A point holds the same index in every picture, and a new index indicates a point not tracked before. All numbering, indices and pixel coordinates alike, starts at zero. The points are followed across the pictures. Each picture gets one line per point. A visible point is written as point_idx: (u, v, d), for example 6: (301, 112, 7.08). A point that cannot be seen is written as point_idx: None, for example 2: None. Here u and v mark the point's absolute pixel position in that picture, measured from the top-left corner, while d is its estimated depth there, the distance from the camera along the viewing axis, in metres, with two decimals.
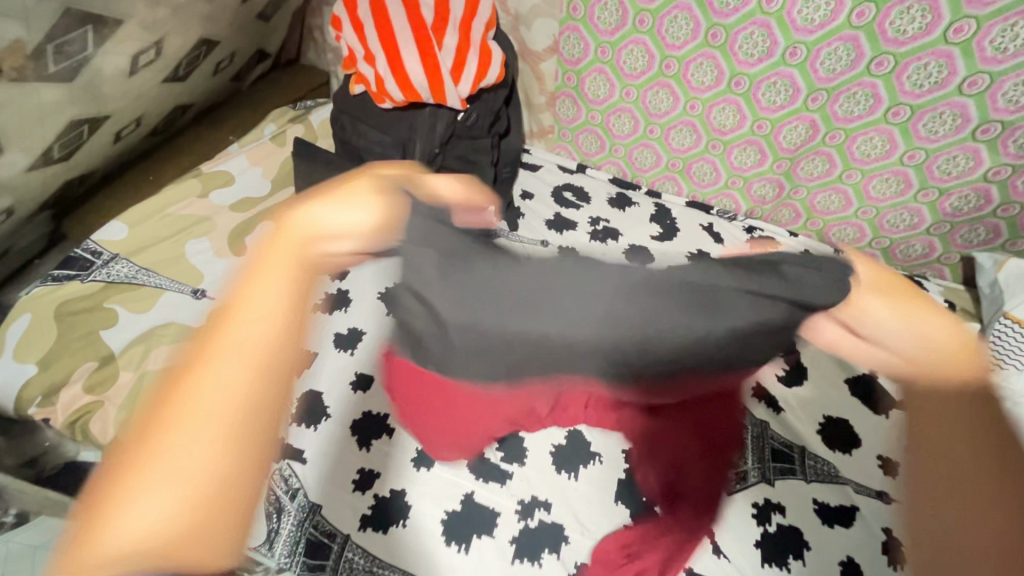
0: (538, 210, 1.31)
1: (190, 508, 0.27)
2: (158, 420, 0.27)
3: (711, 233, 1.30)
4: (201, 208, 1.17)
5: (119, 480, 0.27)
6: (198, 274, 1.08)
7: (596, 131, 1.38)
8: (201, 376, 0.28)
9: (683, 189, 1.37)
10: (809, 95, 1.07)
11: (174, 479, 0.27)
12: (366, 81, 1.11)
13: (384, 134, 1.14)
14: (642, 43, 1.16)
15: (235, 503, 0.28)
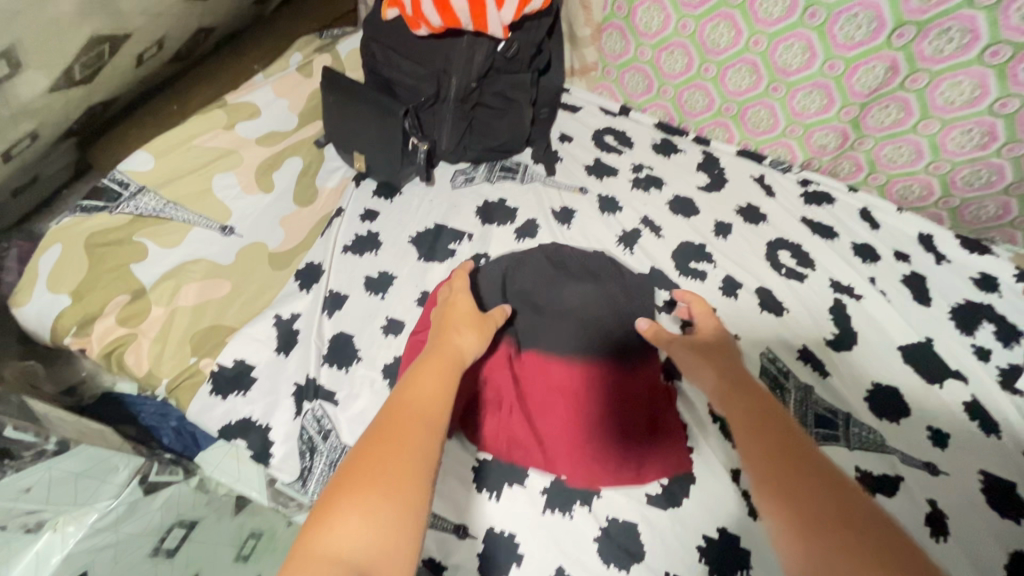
0: (577, 154, 1.24)
1: (376, 530, 0.51)
2: (344, 489, 0.53)
3: (762, 185, 1.21)
4: (227, 141, 1.12)
5: (344, 506, 0.52)
6: (227, 211, 1.06)
7: (644, 69, 1.27)
8: (379, 452, 0.56)
9: (735, 136, 1.27)
10: (895, 30, 0.96)
11: (363, 519, 0.51)
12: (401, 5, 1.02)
13: (419, 67, 1.06)
14: None
15: (392, 511, 0.52)
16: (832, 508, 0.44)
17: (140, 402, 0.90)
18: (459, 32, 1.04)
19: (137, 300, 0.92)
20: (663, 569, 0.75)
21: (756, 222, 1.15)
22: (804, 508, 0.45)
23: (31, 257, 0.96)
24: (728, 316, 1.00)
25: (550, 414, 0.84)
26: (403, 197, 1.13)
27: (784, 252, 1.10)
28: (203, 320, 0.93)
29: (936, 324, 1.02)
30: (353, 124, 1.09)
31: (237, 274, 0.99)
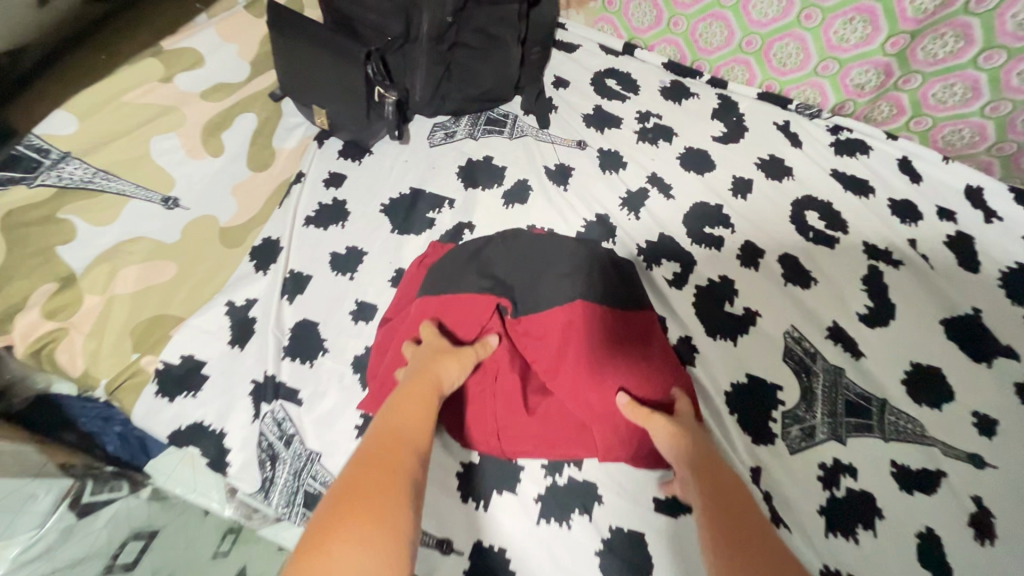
0: (574, 102, 1.07)
1: (389, 557, 0.42)
2: (345, 509, 0.44)
3: (786, 134, 1.06)
4: (166, 95, 0.96)
5: (346, 525, 0.43)
6: (170, 180, 0.92)
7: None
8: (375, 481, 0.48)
9: (756, 77, 1.09)
10: None
11: (371, 543, 0.42)
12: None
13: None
14: None
15: (395, 535, 0.44)
16: None
17: (81, 405, 0.79)
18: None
19: (67, 289, 0.80)
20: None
21: (780, 177, 1.00)
22: None
23: None
24: (746, 289, 0.88)
25: (544, 411, 0.71)
26: (374, 157, 0.98)
27: (812, 212, 0.96)
28: (145, 309, 0.81)
29: (988, 293, 0.89)
30: (309, 72, 0.92)
31: (183, 255, 0.86)
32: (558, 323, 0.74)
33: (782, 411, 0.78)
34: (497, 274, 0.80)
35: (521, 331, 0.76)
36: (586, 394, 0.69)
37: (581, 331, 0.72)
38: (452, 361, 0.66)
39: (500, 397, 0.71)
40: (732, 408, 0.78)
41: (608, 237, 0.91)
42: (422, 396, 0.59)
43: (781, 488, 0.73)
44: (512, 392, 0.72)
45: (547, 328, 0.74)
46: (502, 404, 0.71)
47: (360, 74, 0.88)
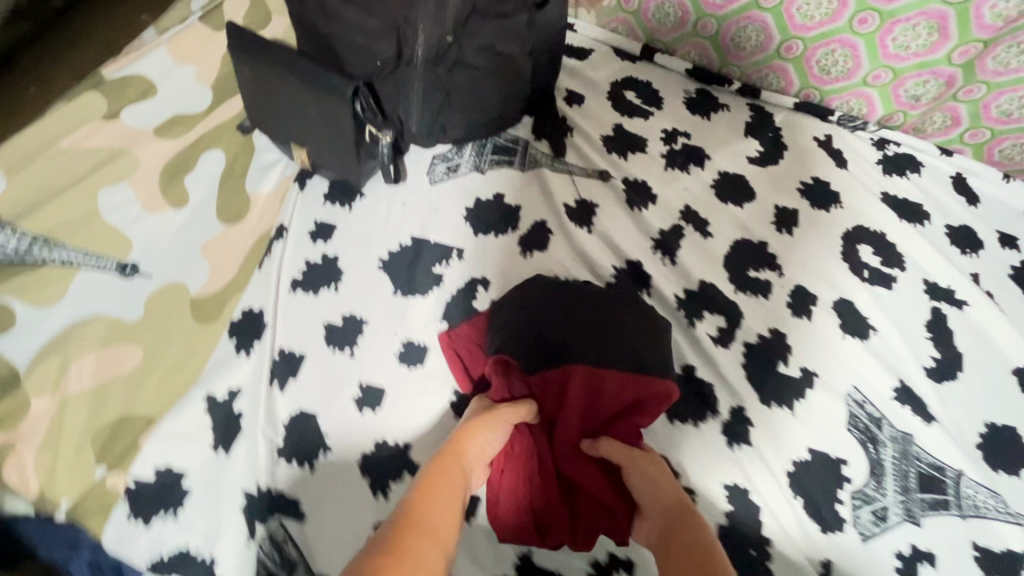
0: (590, 122, 0.94)
1: None
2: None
3: (830, 151, 0.94)
4: (114, 136, 0.81)
5: None
6: (127, 242, 0.77)
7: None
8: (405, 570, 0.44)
9: (794, 85, 0.97)
10: None
11: None
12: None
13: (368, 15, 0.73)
14: None
15: None
16: None
17: (43, 531, 0.63)
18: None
19: (11, 391, 0.67)
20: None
21: (827, 205, 0.89)
22: None
23: None
24: (801, 344, 0.78)
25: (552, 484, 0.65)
26: (366, 201, 0.84)
27: (865, 247, 0.86)
28: (107, 409, 0.68)
29: None
30: (286, 106, 0.78)
31: (148, 336, 0.73)
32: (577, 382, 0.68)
33: (850, 492, 0.70)
34: (506, 326, 0.73)
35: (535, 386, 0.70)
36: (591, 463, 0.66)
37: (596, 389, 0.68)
38: (494, 422, 0.63)
39: (512, 467, 0.66)
40: (797, 490, 0.70)
41: (642, 288, 0.81)
42: (449, 485, 0.56)
43: None
44: (533, 463, 0.66)
45: (560, 390, 0.69)
46: (521, 475, 0.65)
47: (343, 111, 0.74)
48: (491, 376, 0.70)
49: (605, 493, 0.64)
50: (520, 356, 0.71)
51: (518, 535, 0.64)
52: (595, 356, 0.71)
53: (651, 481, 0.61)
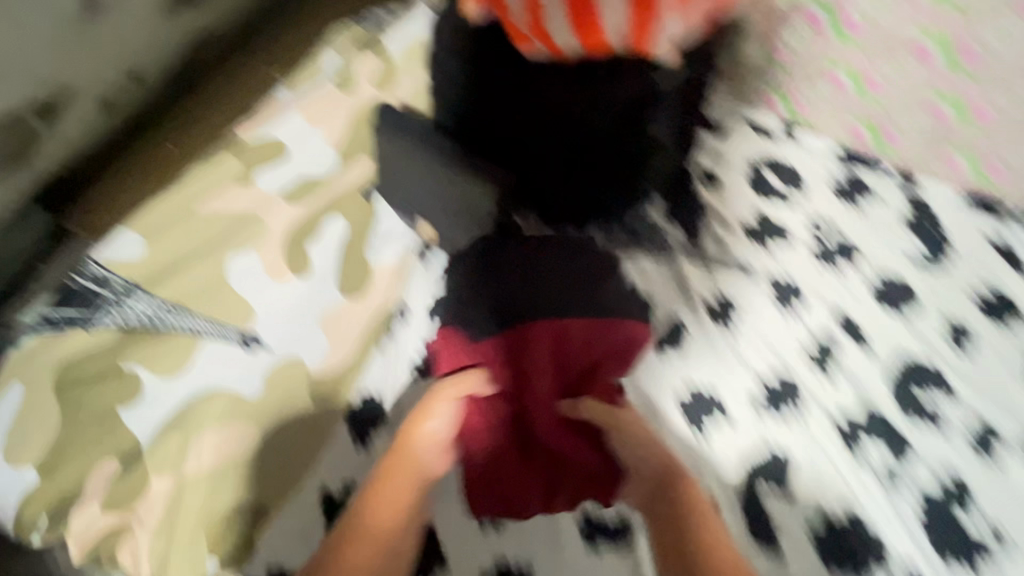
0: (727, 205, 0.87)
1: None
2: None
3: (1006, 255, 0.82)
4: (246, 200, 0.80)
5: None
6: (252, 312, 0.75)
7: (844, 84, 0.87)
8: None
9: (964, 176, 0.86)
10: None
11: None
12: (502, 9, 0.67)
13: (523, 115, 0.72)
14: None
15: None
16: None
17: None
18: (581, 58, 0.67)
19: (130, 467, 0.65)
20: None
21: (1005, 321, 0.77)
22: None
23: None
24: (984, 489, 0.67)
25: (524, 449, 0.66)
26: None
27: None
28: (223, 495, 0.65)
29: None
30: (423, 183, 0.78)
31: (267, 415, 0.70)
32: (496, 349, 0.67)
33: None
34: (484, 287, 0.70)
35: (491, 352, 0.67)
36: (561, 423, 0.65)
37: (549, 346, 0.66)
38: (437, 408, 0.63)
39: (490, 433, 0.64)
40: None
41: (789, 402, 0.72)
42: (403, 479, 0.59)
43: None
44: (472, 424, 0.64)
45: (506, 351, 0.67)
46: (477, 435, 0.64)
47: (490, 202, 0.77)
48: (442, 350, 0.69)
49: (584, 453, 0.64)
50: (498, 325, 0.68)
51: (499, 510, 0.65)
52: (575, 307, 0.68)
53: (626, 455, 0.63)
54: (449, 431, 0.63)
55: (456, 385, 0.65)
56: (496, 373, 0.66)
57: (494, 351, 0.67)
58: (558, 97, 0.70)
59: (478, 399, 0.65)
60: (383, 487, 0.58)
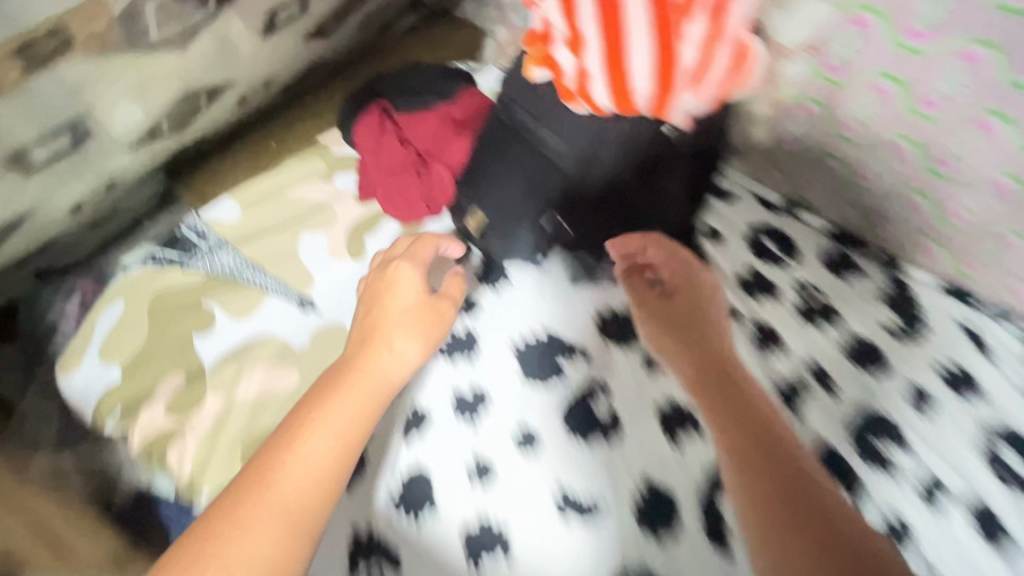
0: (725, 260, 1.00)
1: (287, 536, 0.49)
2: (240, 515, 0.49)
3: (972, 338, 0.92)
4: (323, 193, 0.97)
5: (243, 511, 0.49)
6: (310, 278, 0.90)
7: (888, 91, 0.83)
8: (269, 506, 0.50)
9: (938, 264, 0.97)
10: None
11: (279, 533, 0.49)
12: (558, 69, 0.75)
13: (520, 176, 0.90)
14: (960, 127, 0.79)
15: (267, 535, 0.49)
16: (779, 481, 0.61)
17: (182, 513, 0.74)
18: (600, 135, 0.82)
19: (194, 385, 0.79)
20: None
21: (967, 394, 0.86)
22: (779, 515, 0.59)
23: (91, 311, 0.86)
24: (926, 533, 0.77)
25: (440, 174, 0.96)
26: (510, 287, 0.94)
27: (1007, 447, 0.82)
28: (262, 421, 0.77)
29: None
30: (491, 177, 0.92)
31: (308, 364, 0.82)
32: (436, 105, 1.00)
33: None
34: (401, 90, 1.02)
35: (385, 122, 0.99)
36: (437, 139, 0.98)
37: (429, 107, 1.00)
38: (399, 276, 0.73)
39: (391, 166, 0.97)
40: None
41: None
42: (366, 398, 0.60)
43: None
44: (396, 157, 0.97)
45: (401, 114, 0.99)
46: (390, 171, 0.97)
47: (504, 211, 0.91)
48: (373, 123, 0.99)
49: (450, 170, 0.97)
50: (412, 99, 1.00)
51: (428, 206, 0.97)
52: (450, 91, 1.03)
53: (507, 189, 0.91)
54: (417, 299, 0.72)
55: (409, 263, 0.76)
56: (394, 127, 0.99)
57: (402, 109, 0.99)
58: (540, 176, 0.89)
59: (389, 140, 0.98)
60: (321, 404, 0.58)
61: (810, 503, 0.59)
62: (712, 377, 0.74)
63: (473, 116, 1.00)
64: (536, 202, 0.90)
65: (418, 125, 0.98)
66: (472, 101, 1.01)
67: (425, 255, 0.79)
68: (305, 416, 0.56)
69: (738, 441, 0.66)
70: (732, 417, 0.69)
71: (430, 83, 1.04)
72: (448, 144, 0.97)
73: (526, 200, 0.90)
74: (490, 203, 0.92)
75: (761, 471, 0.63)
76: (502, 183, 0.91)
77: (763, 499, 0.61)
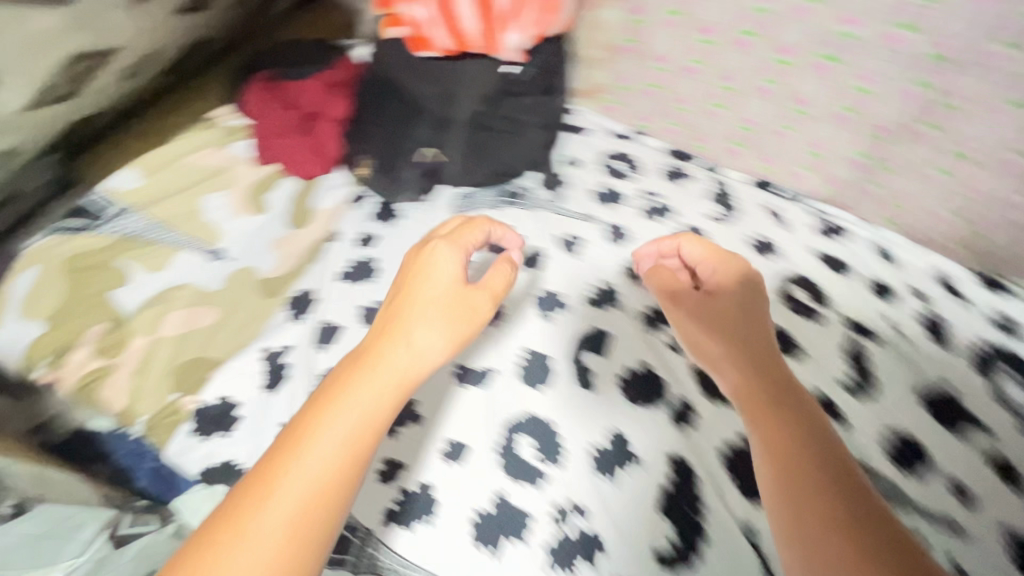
0: (584, 180, 1.19)
1: (285, 552, 0.42)
2: (233, 522, 0.42)
3: (774, 216, 1.16)
4: (221, 159, 1.07)
5: (248, 500, 0.43)
6: (217, 233, 1.00)
7: (673, 22, 1.07)
8: (261, 512, 0.43)
9: (747, 164, 1.21)
10: (845, 92, 0.98)
11: (273, 548, 0.42)
12: (406, 19, 0.99)
13: (396, 117, 1.03)
14: (745, 44, 1.02)
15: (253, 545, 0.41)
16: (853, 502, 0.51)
17: (119, 438, 0.82)
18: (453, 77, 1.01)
19: (117, 330, 0.88)
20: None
21: (769, 255, 1.10)
22: (826, 513, 0.50)
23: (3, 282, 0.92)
24: None
25: (327, 131, 1.08)
26: (402, 220, 1.05)
27: (799, 289, 1.06)
28: (187, 352, 0.87)
29: (952, 368, 0.97)
30: (369, 123, 1.05)
31: (224, 303, 0.93)
32: (314, 72, 1.13)
33: None
34: (282, 66, 1.15)
35: (270, 91, 1.11)
36: (319, 100, 1.10)
37: (307, 75, 1.13)
38: (438, 256, 0.61)
39: (281, 128, 1.08)
40: (730, 472, 0.82)
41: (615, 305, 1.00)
42: (381, 394, 0.50)
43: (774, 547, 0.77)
44: (285, 118, 1.08)
45: (284, 84, 1.11)
46: (281, 131, 1.08)
47: (385, 148, 1.04)
48: (259, 93, 1.11)
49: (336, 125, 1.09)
50: (292, 71, 1.13)
51: (321, 158, 1.08)
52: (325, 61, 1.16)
53: (383, 131, 1.04)
54: (447, 273, 0.61)
55: (448, 244, 0.64)
56: (279, 94, 1.10)
57: (283, 79, 1.12)
58: (412, 117, 1.03)
59: (276, 106, 1.09)
60: (326, 399, 0.48)
61: (881, 530, 0.48)
62: (770, 383, 0.62)
63: (348, 78, 1.14)
64: (412, 139, 1.03)
65: (300, 91, 1.10)
66: (346, 67, 1.15)
67: (470, 239, 0.68)
68: (315, 409, 0.47)
69: (780, 441, 0.57)
70: (790, 424, 0.58)
71: (306, 55, 1.17)
72: (329, 103, 1.10)
73: (402, 138, 1.03)
74: (372, 144, 1.04)
75: (819, 486, 0.52)
76: (380, 126, 1.04)
77: (815, 519, 0.50)
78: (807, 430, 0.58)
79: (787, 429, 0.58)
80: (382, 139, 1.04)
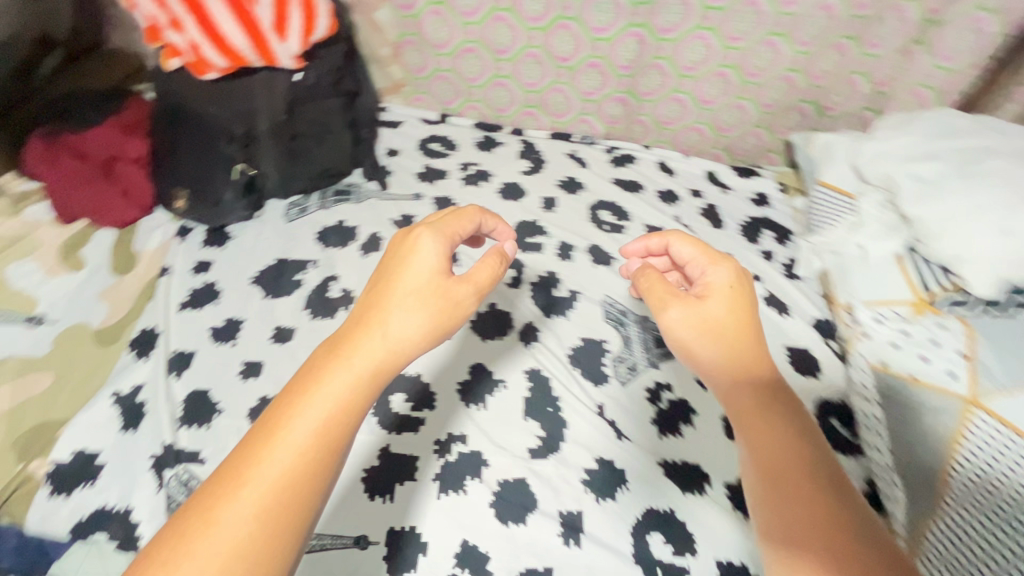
0: (407, 165, 1.29)
1: (253, 539, 0.39)
2: (207, 509, 0.40)
3: (576, 159, 1.35)
4: (18, 226, 1.03)
5: (226, 483, 0.41)
6: (32, 299, 0.95)
7: (439, 12, 1.21)
8: (235, 501, 0.40)
9: (544, 123, 1.39)
10: (591, 44, 1.19)
11: (245, 539, 0.39)
12: (176, 46, 0.99)
13: (201, 145, 1.05)
14: (504, 19, 1.19)
15: (233, 541, 0.39)
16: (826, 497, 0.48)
17: None
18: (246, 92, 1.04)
19: None
20: (540, 565, 0.78)
21: (576, 191, 1.28)
22: (784, 495, 0.48)
23: None
24: (577, 275, 1.12)
25: (132, 173, 1.08)
26: (234, 241, 1.09)
27: (605, 212, 1.24)
28: (25, 421, 0.84)
29: (731, 242, 1.20)
30: (177, 156, 1.07)
31: (57, 364, 0.90)
32: (100, 117, 1.11)
33: (607, 357, 0.99)
34: (62, 117, 1.10)
35: (55, 146, 1.06)
36: (114, 145, 1.08)
37: (92, 121, 1.10)
38: (413, 251, 0.53)
39: (78, 180, 1.05)
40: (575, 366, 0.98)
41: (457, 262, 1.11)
42: (362, 375, 0.46)
43: (621, 415, 0.93)
44: (81, 170, 1.05)
45: (69, 136, 1.08)
46: (80, 184, 1.05)
47: (199, 177, 1.06)
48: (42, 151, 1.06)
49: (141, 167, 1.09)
50: (74, 120, 1.09)
51: (135, 202, 1.08)
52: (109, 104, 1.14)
53: (191, 162, 1.06)
54: (427, 265, 0.53)
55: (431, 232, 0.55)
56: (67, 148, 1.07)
57: (66, 131, 1.08)
58: (216, 140, 1.05)
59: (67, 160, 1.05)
60: (309, 385, 0.45)
61: (861, 541, 0.44)
62: (752, 380, 0.56)
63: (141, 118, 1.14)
64: (221, 161, 1.05)
65: (90, 139, 1.08)
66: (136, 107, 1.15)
67: (460, 230, 0.58)
68: (300, 391, 0.45)
69: (767, 442, 0.52)
70: (773, 429, 0.52)
71: (86, 101, 1.13)
72: (127, 145, 1.09)
73: (212, 163, 1.05)
74: (185, 176, 1.06)
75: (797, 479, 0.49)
76: (187, 158, 1.06)
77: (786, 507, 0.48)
78: (783, 433, 0.53)
79: (773, 430, 0.52)
80: (193, 169, 1.06)
